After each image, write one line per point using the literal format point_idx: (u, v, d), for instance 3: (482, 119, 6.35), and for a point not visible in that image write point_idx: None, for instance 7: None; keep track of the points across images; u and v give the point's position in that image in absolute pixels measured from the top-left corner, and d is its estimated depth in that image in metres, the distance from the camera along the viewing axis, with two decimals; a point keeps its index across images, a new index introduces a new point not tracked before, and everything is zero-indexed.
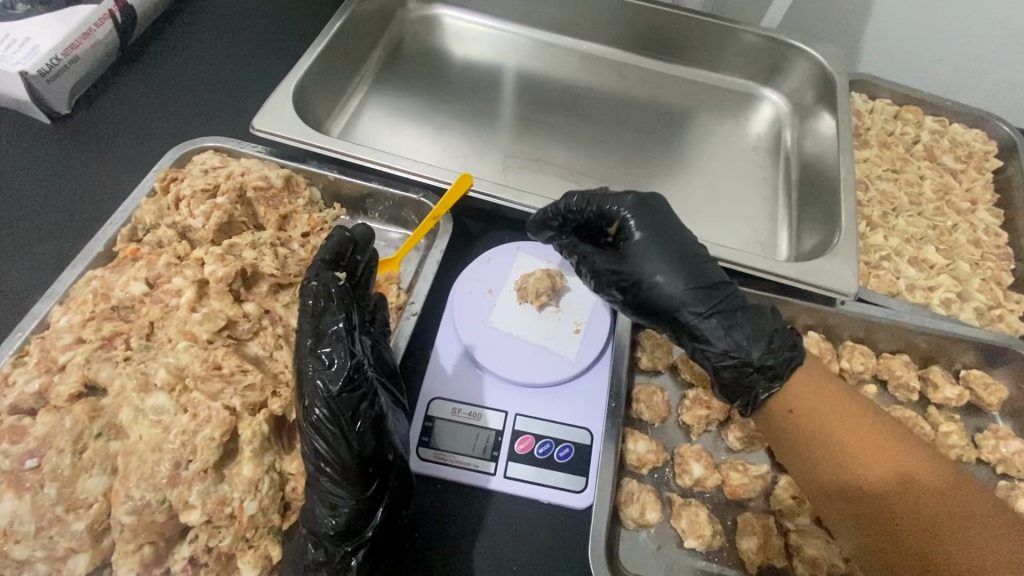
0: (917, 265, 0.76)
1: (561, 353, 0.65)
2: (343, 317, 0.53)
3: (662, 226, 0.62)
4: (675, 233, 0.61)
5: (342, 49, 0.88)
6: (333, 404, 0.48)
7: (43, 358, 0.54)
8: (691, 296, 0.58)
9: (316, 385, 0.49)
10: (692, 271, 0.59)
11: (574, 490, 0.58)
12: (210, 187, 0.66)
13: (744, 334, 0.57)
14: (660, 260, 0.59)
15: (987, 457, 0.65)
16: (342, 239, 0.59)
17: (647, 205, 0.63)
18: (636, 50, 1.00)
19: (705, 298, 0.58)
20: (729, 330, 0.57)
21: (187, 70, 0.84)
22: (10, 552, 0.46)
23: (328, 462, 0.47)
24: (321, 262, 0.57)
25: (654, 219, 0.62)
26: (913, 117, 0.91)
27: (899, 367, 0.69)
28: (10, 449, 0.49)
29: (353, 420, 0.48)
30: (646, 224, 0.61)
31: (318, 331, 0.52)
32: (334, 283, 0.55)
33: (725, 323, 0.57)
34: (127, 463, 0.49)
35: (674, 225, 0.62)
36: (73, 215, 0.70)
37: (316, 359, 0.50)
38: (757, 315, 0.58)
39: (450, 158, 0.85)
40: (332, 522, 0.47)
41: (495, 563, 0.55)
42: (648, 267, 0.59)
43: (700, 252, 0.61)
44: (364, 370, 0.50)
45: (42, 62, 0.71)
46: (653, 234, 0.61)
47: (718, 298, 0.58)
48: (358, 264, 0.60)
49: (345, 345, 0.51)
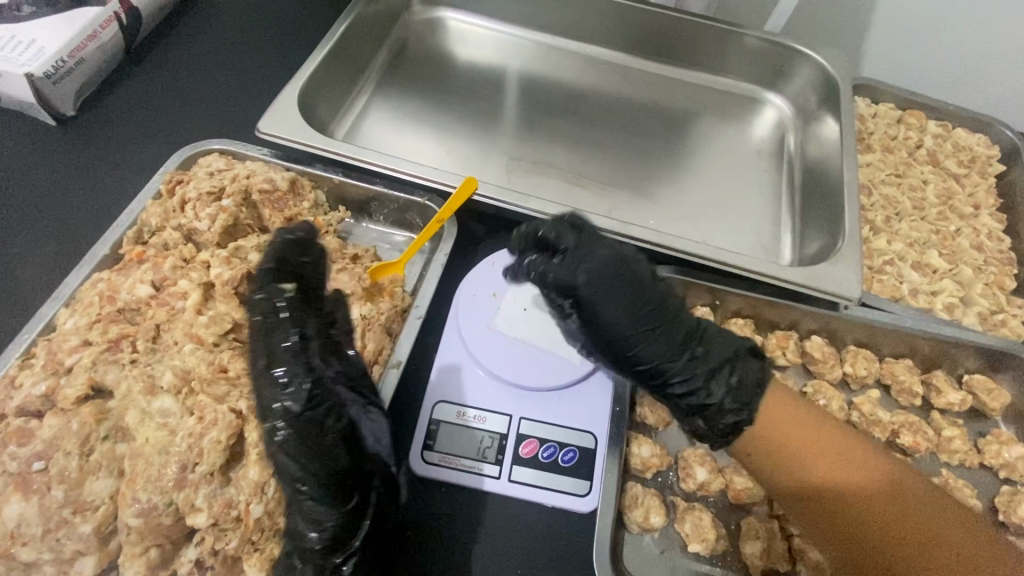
0: (920, 270, 0.76)
1: (566, 357, 0.65)
2: (294, 331, 0.53)
3: (617, 288, 0.58)
4: (641, 296, 0.58)
5: (347, 52, 0.88)
6: (296, 424, 0.48)
7: (49, 360, 0.54)
8: (658, 362, 0.59)
9: (277, 407, 0.49)
10: (655, 335, 0.59)
11: (579, 494, 0.58)
12: (216, 190, 0.66)
13: (711, 395, 0.58)
14: (621, 331, 0.58)
15: (991, 462, 0.65)
16: (286, 243, 0.57)
17: (597, 268, 0.58)
18: (640, 53, 1.00)
19: (670, 363, 0.59)
20: (695, 394, 0.58)
21: (192, 72, 0.84)
22: (17, 554, 0.47)
23: (302, 481, 0.47)
24: (268, 270, 0.55)
25: (609, 282, 0.58)
26: (916, 122, 0.92)
27: (903, 372, 0.69)
28: (17, 451, 0.49)
29: (321, 437, 0.49)
30: (602, 292, 0.58)
31: (271, 348, 0.52)
32: (283, 298, 0.54)
33: (689, 387, 0.58)
34: (133, 467, 0.49)
35: (631, 280, 0.59)
36: (80, 218, 0.70)
37: (270, 380, 0.50)
38: (719, 366, 0.59)
39: (454, 161, 0.85)
40: (318, 537, 0.47)
41: (500, 565, 0.55)
42: (619, 337, 0.58)
43: (660, 303, 0.59)
44: (323, 386, 0.51)
45: (48, 64, 0.71)
46: (610, 303, 0.58)
47: (682, 358, 0.59)
48: (308, 266, 0.58)
49: (302, 362, 0.51)
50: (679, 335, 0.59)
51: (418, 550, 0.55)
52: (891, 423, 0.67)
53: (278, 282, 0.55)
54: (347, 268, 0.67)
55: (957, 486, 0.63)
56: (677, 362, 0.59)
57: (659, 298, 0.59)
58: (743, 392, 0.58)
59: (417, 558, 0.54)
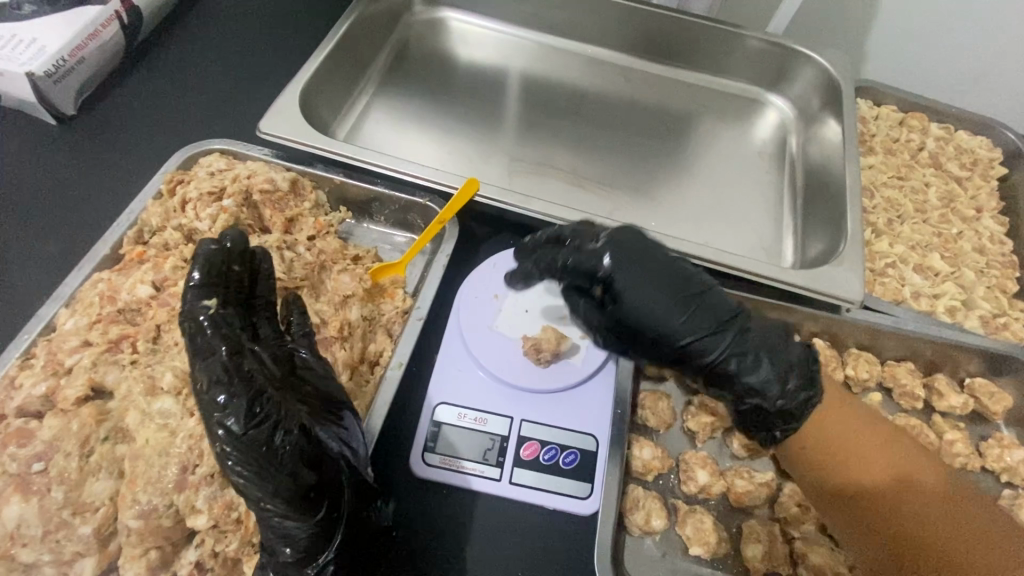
0: (922, 273, 0.76)
1: (567, 359, 0.65)
2: (224, 346, 0.45)
3: (647, 265, 0.56)
4: (672, 272, 0.56)
5: (348, 51, 0.88)
6: (243, 445, 0.43)
7: (49, 361, 0.54)
8: (707, 339, 0.54)
9: (220, 432, 0.43)
10: (700, 308, 0.55)
11: (579, 496, 0.58)
12: (216, 190, 0.66)
13: (765, 370, 0.55)
14: (662, 309, 0.54)
15: (992, 466, 0.65)
16: (211, 252, 0.50)
17: (622, 245, 0.56)
18: (641, 54, 1.00)
19: (719, 339, 0.54)
20: (750, 371, 0.55)
21: (193, 72, 0.84)
22: (17, 555, 0.47)
23: (266, 500, 0.45)
24: (195, 287, 0.49)
25: (636, 262, 0.55)
26: (918, 124, 0.92)
27: (904, 375, 0.69)
28: (17, 452, 0.49)
29: (273, 455, 0.44)
30: (632, 269, 0.55)
31: (204, 372, 0.44)
32: (208, 317, 0.47)
33: (743, 364, 0.55)
34: (133, 468, 0.49)
35: (658, 257, 0.56)
36: (81, 217, 0.70)
37: (208, 402, 0.44)
38: (769, 338, 0.56)
39: (455, 161, 0.85)
40: (291, 552, 0.47)
41: (501, 567, 0.55)
42: (657, 319, 0.54)
43: (694, 277, 0.56)
44: (268, 399, 0.45)
45: (49, 63, 0.71)
46: (643, 280, 0.55)
47: (730, 332, 0.55)
48: (241, 275, 0.52)
49: (237, 378, 0.44)
50: (723, 308, 0.56)
51: (418, 551, 0.55)
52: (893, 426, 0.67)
53: (201, 300, 0.48)
54: (348, 269, 0.67)
55: None
56: (726, 335, 0.55)
57: (691, 272, 0.57)
58: (795, 363, 0.56)
59: (417, 560, 0.54)
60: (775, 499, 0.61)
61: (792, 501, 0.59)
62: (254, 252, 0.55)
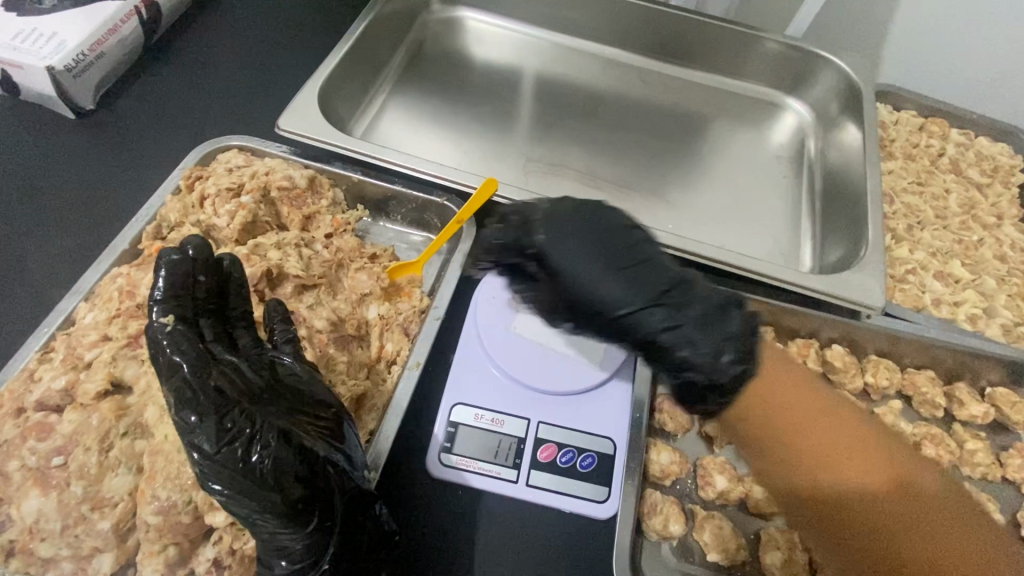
0: (942, 279, 0.76)
1: (585, 361, 0.64)
2: (185, 363, 0.45)
3: (585, 233, 0.50)
4: (600, 241, 0.49)
5: (365, 50, 0.87)
6: (216, 465, 0.43)
7: (69, 355, 0.54)
8: (642, 309, 0.47)
9: (193, 455, 0.43)
10: (629, 275, 0.48)
11: (597, 500, 0.57)
12: (235, 186, 0.66)
13: (706, 344, 0.46)
14: (594, 277, 0.48)
15: (1013, 476, 0.65)
16: (175, 263, 0.50)
17: (555, 214, 0.51)
18: (658, 56, 1.00)
19: (656, 310, 0.47)
20: (688, 344, 0.46)
21: (211, 68, 0.84)
22: (37, 549, 0.47)
23: (254, 515, 0.44)
24: (162, 303, 0.48)
25: (573, 231, 0.50)
26: (938, 130, 0.90)
27: (925, 383, 0.68)
28: (37, 446, 0.49)
29: (249, 471, 0.44)
30: (561, 239, 0.50)
31: (171, 392, 0.44)
32: (165, 334, 0.46)
33: (675, 336, 0.46)
34: (153, 463, 0.49)
35: (597, 226, 0.50)
36: (100, 212, 0.70)
37: (179, 424, 0.44)
38: (712, 308, 0.47)
39: (471, 161, 0.84)
40: (286, 564, 0.47)
41: (518, 569, 0.55)
42: (582, 286, 0.49)
43: (636, 245, 0.50)
44: (238, 415, 0.45)
45: (69, 58, 0.71)
46: (572, 248, 0.49)
47: (667, 302, 0.47)
48: (206, 285, 0.52)
49: (207, 397, 0.45)
50: (661, 276, 0.48)
51: (434, 552, 0.55)
52: (913, 435, 0.66)
53: (161, 317, 0.47)
54: (365, 268, 0.67)
55: None
56: (661, 306, 0.47)
57: (633, 242, 0.50)
58: (738, 338, 0.46)
59: (432, 562, 0.54)
60: None
61: None
62: (221, 261, 0.55)
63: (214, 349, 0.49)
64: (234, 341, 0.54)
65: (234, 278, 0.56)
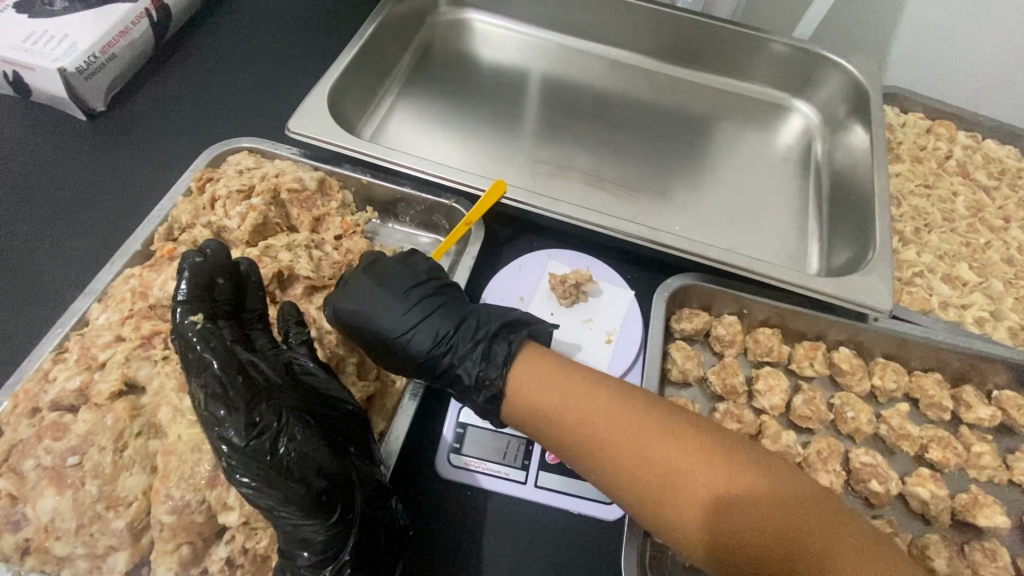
0: (950, 282, 0.76)
1: (593, 362, 0.65)
2: (214, 360, 0.48)
3: (381, 293, 0.60)
4: (399, 289, 0.60)
5: (373, 52, 0.88)
6: (244, 456, 0.45)
7: (83, 356, 0.55)
8: (427, 349, 0.57)
9: (222, 446, 0.46)
10: (422, 319, 0.59)
11: (605, 500, 0.58)
12: (245, 188, 0.67)
13: (479, 372, 0.55)
14: (387, 329, 0.58)
15: (1020, 479, 0.65)
16: (197, 265, 0.52)
17: (354, 279, 0.60)
18: (665, 58, 1.00)
19: (440, 346, 0.58)
20: (464, 373, 0.56)
21: (220, 70, 0.85)
22: (52, 548, 0.47)
23: (278, 505, 0.45)
24: (184, 304, 0.51)
25: (374, 284, 0.60)
26: (946, 132, 0.90)
27: (932, 386, 0.68)
28: (52, 446, 0.49)
29: (277, 462, 0.46)
30: (364, 292, 0.59)
31: (200, 387, 0.47)
32: (194, 331, 0.49)
33: (464, 362, 0.56)
34: (167, 463, 0.49)
35: (390, 285, 0.60)
36: (111, 213, 0.71)
37: (208, 418, 0.46)
38: (484, 339, 0.57)
39: (478, 163, 0.85)
40: (308, 555, 0.47)
41: (528, 569, 0.55)
42: (387, 329, 0.58)
43: (425, 295, 0.60)
44: (265, 410, 0.47)
45: (81, 60, 0.72)
46: (374, 296, 0.59)
47: (445, 341, 0.58)
48: (226, 288, 0.53)
49: (234, 392, 0.47)
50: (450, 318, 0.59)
51: (444, 552, 0.55)
52: (920, 437, 0.66)
53: (187, 316, 0.50)
54: None
55: (985, 503, 0.62)
56: (441, 344, 0.58)
57: (426, 293, 0.61)
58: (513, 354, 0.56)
59: (443, 560, 0.55)
60: None
61: None
62: (238, 264, 0.56)
63: (236, 348, 0.51)
64: (252, 342, 0.54)
65: (252, 278, 0.56)
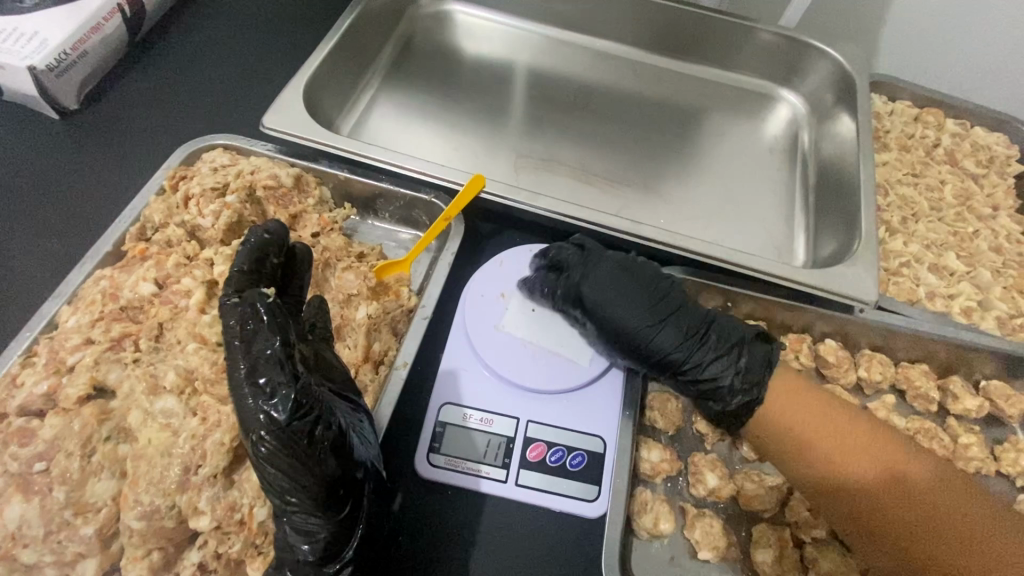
0: (937, 272, 0.75)
1: (574, 359, 0.64)
2: (279, 335, 0.46)
3: (622, 283, 0.63)
4: (635, 295, 0.63)
5: (352, 47, 0.86)
6: (282, 435, 0.43)
7: (51, 359, 0.53)
8: (675, 347, 0.61)
9: (264, 421, 0.43)
10: (661, 324, 0.61)
11: (587, 499, 0.57)
12: (220, 186, 0.65)
13: (721, 373, 0.60)
14: (634, 324, 0.61)
15: (1008, 470, 0.64)
16: (262, 242, 0.54)
17: (602, 266, 0.64)
18: (650, 48, 0.98)
19: (681, 348, 0.61)
20: (697, 370, 0.61)
21: (195, 67, 0.83)
22: (19, 556, 0.46)
23: (293, 492, 0.44)
24: (238, 276, 0.52)
25: (612, 286, 0.63)
26: (934, 120, 0.89)
27: (918, 377, 0.67)
28: (19, 451, 0.48)
29: (311, 448, 0.44)
30: (605, 292, 0.63)
31: (251, 358, 0.45)
32: (265, 304, 0.47)
33: (710, 372, 0.60)
34: (136, 468, 0.48)
35: (635, 274, 0.64)
36: (83, 213, 0.70)
37: (256, 390, 0.44)
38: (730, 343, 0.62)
39: (460, 157, 0.84)
40: (309, 549, 0.45)
41: (508, 570, 0.54)
42: (616, 320, 0.62)
43: (662, 293, 0.63)
44: (314, 393, 0.45)
45: (51, 57, 0.70)
46: (616, 300, 0.62)
47: (695, 340, 0.61)
48: (277, 267, 0.55)
49: (287, 368, 0.45)
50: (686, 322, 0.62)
51: (421, 554, 0.54)
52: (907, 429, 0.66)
53: (234, 295, 0.50)
54: (352, 267, 0.65)
55: None
56: (689, 346, 0.61)
57: (664, 291, 0.64)
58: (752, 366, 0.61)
59: (420, 562, 0.54)
60: (785, 503, 0.60)
61: (802, 505, 0.58)
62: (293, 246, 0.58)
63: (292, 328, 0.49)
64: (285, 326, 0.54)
65: (304, 266, 0.58)
